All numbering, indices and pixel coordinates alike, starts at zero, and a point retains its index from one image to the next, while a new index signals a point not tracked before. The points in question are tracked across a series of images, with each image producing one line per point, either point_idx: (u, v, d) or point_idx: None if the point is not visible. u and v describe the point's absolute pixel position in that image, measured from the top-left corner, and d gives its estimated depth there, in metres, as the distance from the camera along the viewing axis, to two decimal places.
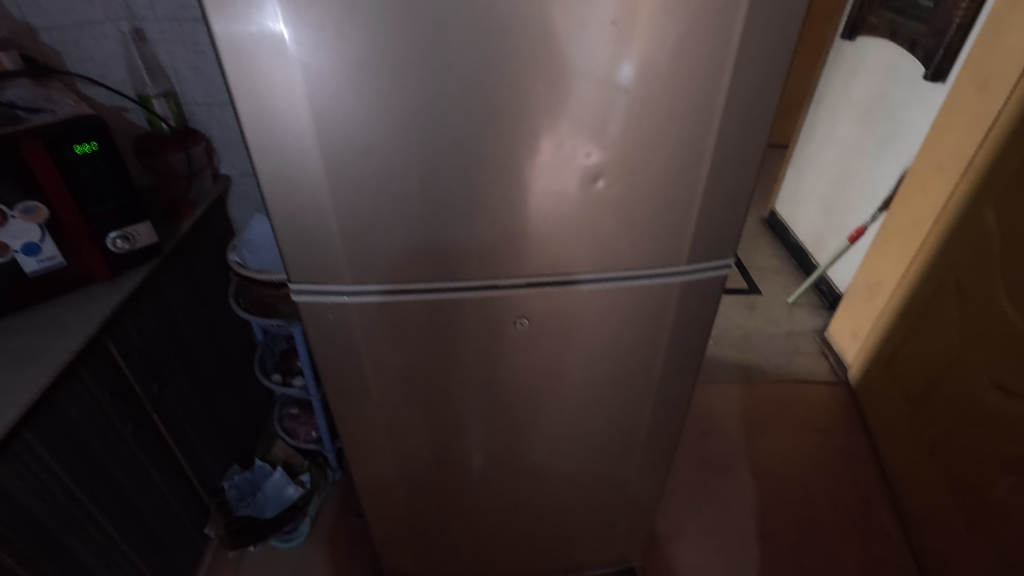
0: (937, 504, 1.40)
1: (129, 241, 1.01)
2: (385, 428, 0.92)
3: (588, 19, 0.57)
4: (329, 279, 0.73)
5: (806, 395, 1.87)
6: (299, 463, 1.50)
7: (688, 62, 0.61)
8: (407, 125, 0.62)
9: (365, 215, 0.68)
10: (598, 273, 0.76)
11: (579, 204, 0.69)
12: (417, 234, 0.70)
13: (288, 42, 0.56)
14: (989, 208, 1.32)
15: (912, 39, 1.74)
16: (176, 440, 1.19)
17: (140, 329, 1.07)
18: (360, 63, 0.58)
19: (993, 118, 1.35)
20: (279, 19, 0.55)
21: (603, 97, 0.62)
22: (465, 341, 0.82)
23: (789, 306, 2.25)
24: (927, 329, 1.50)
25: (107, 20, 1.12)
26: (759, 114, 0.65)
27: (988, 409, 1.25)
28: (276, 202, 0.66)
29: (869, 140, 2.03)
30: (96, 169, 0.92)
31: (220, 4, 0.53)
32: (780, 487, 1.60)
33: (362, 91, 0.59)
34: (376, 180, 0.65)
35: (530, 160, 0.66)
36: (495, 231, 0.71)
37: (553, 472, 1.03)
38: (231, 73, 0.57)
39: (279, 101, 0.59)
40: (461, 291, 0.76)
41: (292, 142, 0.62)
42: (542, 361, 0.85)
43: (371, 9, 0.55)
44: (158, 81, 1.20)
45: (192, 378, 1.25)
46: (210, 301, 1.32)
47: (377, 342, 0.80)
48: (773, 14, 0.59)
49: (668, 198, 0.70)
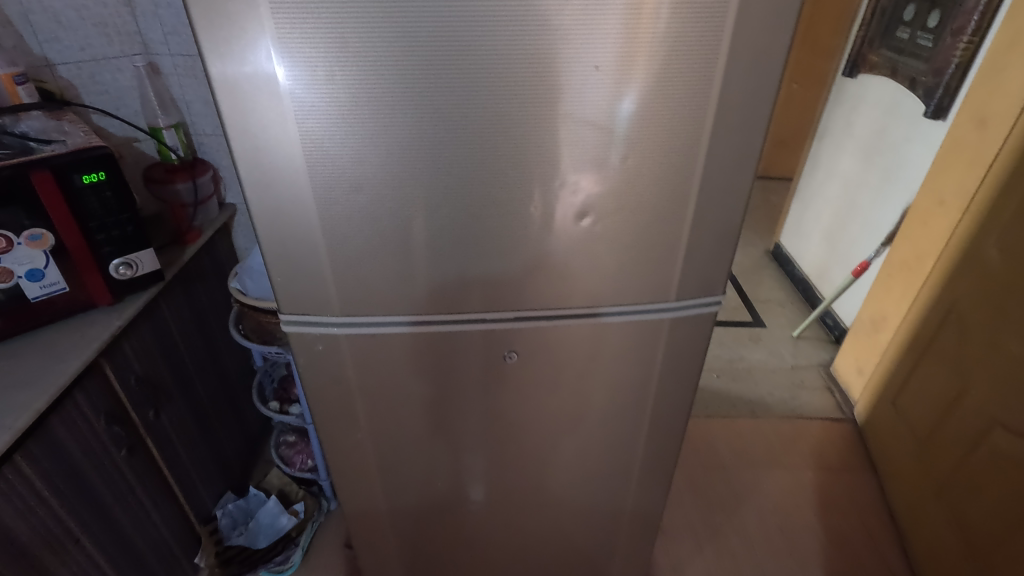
0: (945, 547, 1.36)
1: (131, 267, 1.03)
2: (374, 460, 0.92)
3: (573, 64, 0.59)
4: (319, 310, 0.74)
5: (811, 430, 1.83)
6: (294, 492, 1.49)
7: (671, 103, 0.62)
8: (400, 163, 0.63)
9: (353, 248, 0.69)
10: (622, 305, 0.77)
11: (567, 240, 0.70)
12: (405, 268, 0.71)
13: (281, 83, 0.58)
14: (992, 245, 1.31)
15: (912, 77, 1.76)
16: (169, 465, 1.19)
17: (139, 355, 1.08)
18: (354, 105, 0.60)
19: (993, 154, 1.35)
20: (272, 60, 0.57)
21: (590, 138, 0.63)
22: (455, 374, 0.81)
23: (794, 339, 2.22)
24: (932, 365, 1.48)
25: (123, 55, 1.17)
26: (744, 152, 0.66)
27: (996, 450, 1.22)
28: (267, 234, 0.67)
29: (872, 175, 2.03)
30: (103, 198, 0.95)
31: (216, 45, 0.56)
32: (785, 526, 1.56)
33: (355, 129, 0.61)
34: (366, 215, 0.66)
35: (520, 197, 0.67)
36: (483, 266, 0.72)
37: (545, 507, 1.02)
38: (226, 111, 0.59)
39: (272, 138, 0.61)
40: (453, 323, 0.76)
41: (283, 177, 0.63)
42: (532, 396, 0.85)
43: (364, 54, 0.57)
44: (170, 114, 1.24)
45: (190, 404, 1.26)
46: (212, 327, 1.33)
47: (365, 374, 0.80)
48: (755, 57, 0.60)
49: (654, 235, 0.71)
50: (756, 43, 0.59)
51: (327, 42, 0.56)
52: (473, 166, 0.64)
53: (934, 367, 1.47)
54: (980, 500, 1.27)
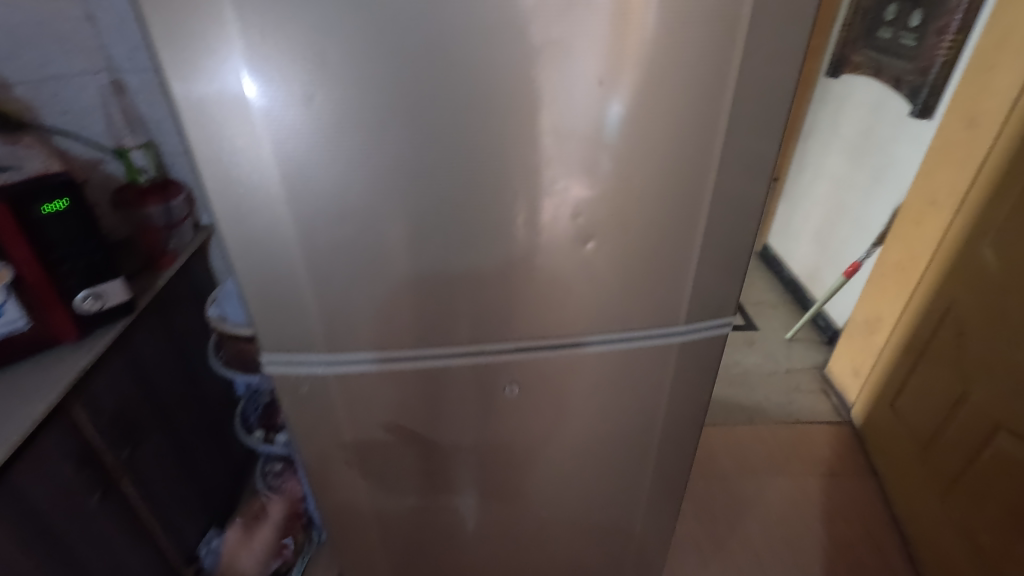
0: (952, 553, 1.34)
1: (99, 300, 0.96)
2: (369, 497, 0.87)
3: (573, 77, 0.55)
4: (302, 347, 0.69)
5: (811, 435, 1.81)
6: (284, 523, 1.41)
7: (678, 118, 0.58)
8: (387, 187, 0.58)
9: (341, 281, 0.64)
10: (603, 335, 0.73)
11: (571, 266, 0.66)
12: (400, 299, 0.66)
13: (251, 101, 0.52)
14: (987, 245, 1.30)
15: (897, 77, 1.75)
16: (148, 505, 1.12)
17: (112, 392, 1.01)
18: (335, 126, 0.54)
19: (984, 153, 1.35)
20: (243, 79, 0.51)
21: (592, 156, 0.59)
22: (454, 407, 0.77)
23: (788, 342, 2.21)
24: (931, 368, 1.46)
25: (86, 73, 1.10)
26: (756, 168, 0.62)
27: (1001, 454, 1.21)
28: (245, 269, 0.62)
29: (860, 175, 2.03)
30: (66, 227, 0.89)
31: (180, 63, 0.50)
32: (790, 536, 1.53)
33: (337, 152, 0.56)
34: (352, 244, 0.61)
35: (510, 214, 0.62)
36: (483, 295, 0.67)
37: (548, 535, 0.98)
38: (193, 136, 0.54)
39: (247, 165, 0.56)
40: (440, 359, 0.71)
41: (261, 207, 0.58)
42: (533, 425, 0.81)
43: (345, 71, 0.52)
44: (137, 133, 1.18)
45: (169, 438, 1.19)
46: (191, 356, 1.26)
47: (358, 411, 0.75)
48: (768, 69, 0.57)
49: (663, 257, 0.67)
50: (769, 53, 0.56)
51: (303, 59, 0.51)
52: (464, 186, 0.59)
53: (933, 369, 1.45)
54: (986, 504, 1.25)
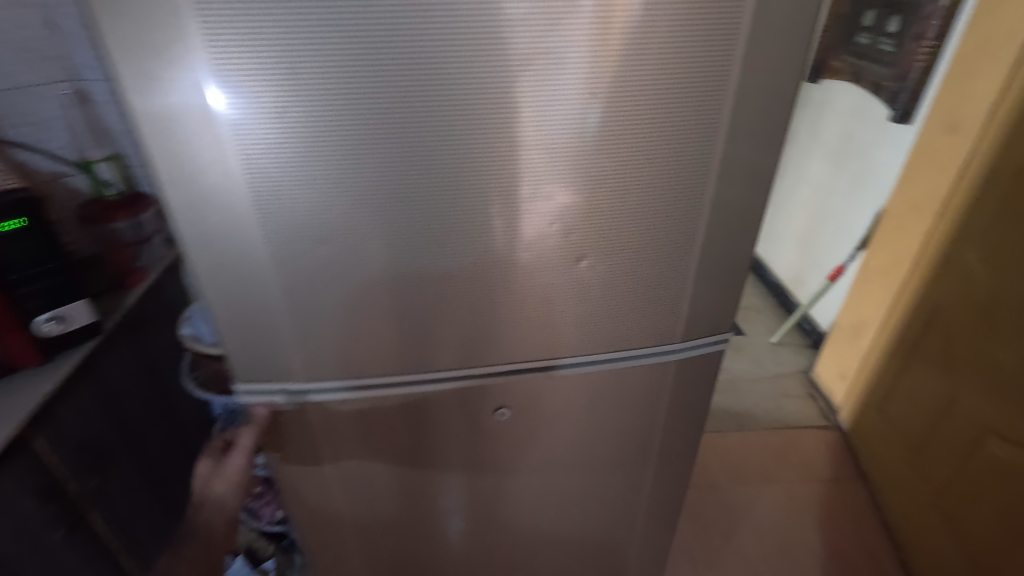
0: (944, 558, 1.34)
1: (61, 322, 0.91)
2: (355, 523, 0.83)
3: (563, 89, 0.52)
4: (286, 376, 0.66)
5: (800, 440, 1.81)
6: (263, 548, 1.33)
7: (674, 132, 0.56)
8: (366, 206, 0.55)
9: (322, 305, 0.60)
10: (579, 357, 0.70)
11: (564, 284, 0.64)
12: (387, 322, 0.63)
13: (219, 115, 0.49)
14: (971, 249, 1.31)
15: (876, 82, 1.75)
16: (119, 537, 1.07)
17: (79, 421, 0.95)
18: (309, 142, 0.51)
19: (966, 158, 1.36)
20: (209, 92, 0.48)
21: (582, 171, 0.56)
22: (445, 431, 0.74)
23: (774, 345, 2.22)
24: (919, 373, 1.46)
25: (49, 82, 1.05)
26: (756, 181, 0.60)
27: (992, 459, 1.21)
28: (217, 295, 0.58)
29: (841, 179, 2.04)
30: (24, 248, 0.84)
31: (139, 76, 0.46)
32: (782, 544, 1.52)
33: (312, 170, 0.52)
34: (331, 266, 0.58)
35: (494, 229, 0.59)
36: (474, 317, 0.64)
37: (542, 554, 0.95)
38: (155, 153, 0.50)
39: (215, 184, 0.52)
40: (425, 385, 0.68)
41: (232, 228, 0.54)
42: (527, 446, 0.79)
43: (319, 84, 0.48)
44: (103, 144, 1.14)
45: (142, 465, 1.13)
46: (165, 377, 1.20)
47: (341, 438, 0.72)
48: (768, 80, 0.55)
49: (659, 274, 0.65)
50: (770, 65, 0.54)
51: (273, 71, 0.48)
52: (449, 201, 0.56)
53: (920, 373, 1.46)
54: (978, 509, 1.25)
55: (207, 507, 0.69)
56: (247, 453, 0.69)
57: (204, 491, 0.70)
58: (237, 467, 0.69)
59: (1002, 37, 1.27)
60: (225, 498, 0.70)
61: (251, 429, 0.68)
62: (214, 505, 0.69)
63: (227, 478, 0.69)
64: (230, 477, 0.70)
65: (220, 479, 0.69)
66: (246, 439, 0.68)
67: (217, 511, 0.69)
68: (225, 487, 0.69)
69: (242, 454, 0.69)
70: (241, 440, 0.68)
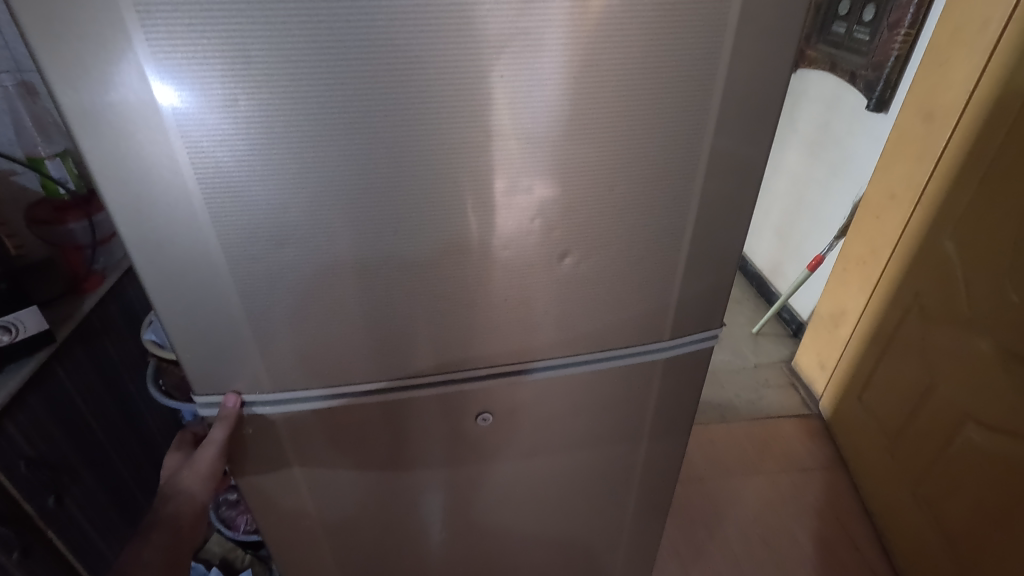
0: (925, 544, 1.36)
1: (10, 331, 0.84)
2: (333, 535, 0.80)
3: (539, 77, 0.49)
4: (253, 389, 0.62)
5: (782, 429, 1.82)
6: (240, 558, 1.27)
7: (659, 121, 0.53)
8: (330, 203, 0.51)
9: (289, 310, 0.56)
10: (549, 359, 0.67)
11: (547, 284, 0.61)
12: (360, 328, 0.59)
13: (164, 109, 0.44)
14: (947, 235, 1.32)
15: (852, 72, 1.75)
16: (79, 555, 1.01)
17: (31, 435, 0.90)
18: (264, 136, 0.47)
19: (942, 147, 1.36)
20: (148, 85, 0.43)
21: (561, 162, 0.53)
22: (427, 438, 0.72)
23: (754, 336, 2.22)
24: (897, 361, 1.48)
25: None
26: (745, 174, 0.58)
27: (971, 445, 1.22)
28: (170, 303, 0.54)
29: (818, 168, 2.05)
30: None
31: (67, 67, 0.42)
32: (766, 534, 1.53)
33: (268, 166, 0.48)
34: (295, 268, 0.54)
35: (469, 225, 0.55)
36: (452, 320, 0.61)
37: (528, 558, 0.93)
38: (91, 152, 0.45)
39: (162, 184, 0.47)
40: (400, 392, 0.66)
41: (183, 231, 0.50)
42: (511, 452, 0.76)
43: (273, 72, 0.44)
44: (53, 140, 1.07)
45: (104, 478, 1.08)
46: (127, 385, 1.15)
47: (312, 450, 0.69)
48: (756, 69, 0.52)
49: (645, 272, 0.63)
50: (759, 52, 0.51)
51: (221, 59, 0.43)
52: (422, 195, 0.52)
53: (898, 361, 1.47)
54: (958, 494, 1.26)
55: (176, 497, 0.64)
56: (219, 447, 0.64)
57: (174, 480, 0.65)
58: (196, 484, 0.64)
59: (975, 26, 1.27)
60: (194, 490, 0.65)
61: (224, 423, 0.63)
62: (183, 496, 0.64)
63: (196, 472, 0.64)
64: (195, 495, 0.65)
65: (190, 471, 0.64)
66: (218, 432, 0.63)
67: (187, 502, 0.64)
68: (189, 506, 0.65)
69: (213, 448, 0.63)
70: (213, 433, 0.63)
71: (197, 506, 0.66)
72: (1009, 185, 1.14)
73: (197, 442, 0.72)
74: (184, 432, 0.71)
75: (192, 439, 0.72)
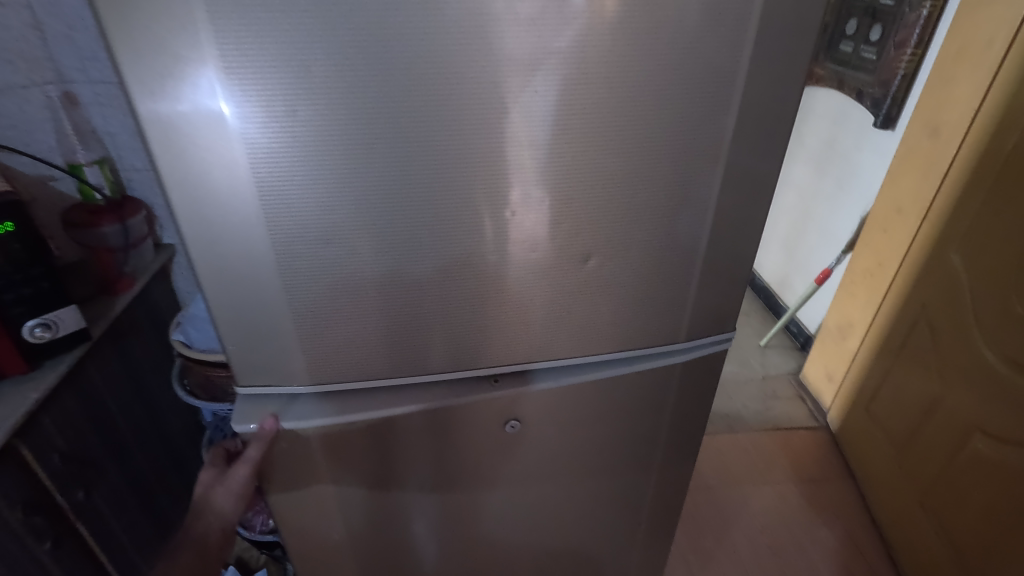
0: (932, 553, 1.37)
1: (50, 328, 0.88)
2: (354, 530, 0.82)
3: (570, 92, 0.52)
4: (289, 382, 0.65)
5: (791, 440, 1.83)
6: (255, 558, 1.31)
7: (683, 133, 0.57)
8: (371, 208, 0.55)
9: (326, 307, 0.60)
10: (569, 357, 0.70)
11: (570, 285, 0.64)
12: (393, 326, 0.63)
13: (229, 120, 0.48)
14: (954, 249, 1.35)
15: (859, 89, 1.79)
16: (105, 549, 1.04)
17: (63, 430, 0.93)
18: (316, 144, 0.50)
19: (948, 163, 1.39)
20: (216, 98, 0.47)
21: (586, 171, 0.57)
22: (452, 446, 0.74)
23: (762, 348, 2.24)
24: (906, 373, 1.49)
25: (32, 84, 1.03)
26: (759, 185, 0.61)
27: (978, 456, 1.24)
28: (221, 297, 0.57)
29: (825, 183, 2.08)
30: (9, 252, 0.80)
31: (147, 81, 0.46)
32: (775, 544, 1.54)
33: (319, 173, 0.52)
34: (336, 269, 0.57)
35: (486, 230, 0.58)
36: (478, 320, 0.65)
37: (541, 557, 0.94)
38: (163, 160, 0.49)
39: (222, 190, 0.51)
40: (426, 398, 0.68)
41: (237, 232, 0.54)
42: (530, 457, 0.79)
43: (330, 88, 0.48)
44: (91, 148, 1.11)
45: (127, 475, 1.10)
46: (151, 385, 1.18)
47: (340, 459, 0.71)
48: (770, 86, 0.55)
49: (663, 276, 0.66)
50: (773, 71, 0.55)
51: (285, 76, 0.47)
52: (448, 205, 0.56)
53: (906, 373, 1.49)
54: (965, 504, 1.28)
55: (207, 515, 0.70)
56: (252, 464, 0.67)
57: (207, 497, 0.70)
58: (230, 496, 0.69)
59: (982, 45, 1.30)
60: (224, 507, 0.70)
61: (258, 443, 0.65)
62: (213, 513, 0.70)
63: (228, 489, 0.69)
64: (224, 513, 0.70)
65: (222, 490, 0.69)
66: (253, 451, 0.66)
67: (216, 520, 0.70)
68: (219, 525, 0.70)
69: (247, 466, 0.67)
70: (248, 451, 0.66)
71: (226, 525, 0.71)
72: (1015, 199, 1.16)
73: (229, 456, 0.74)
74: (218, 446, 0.75)
75: (225, 454, 0.74)
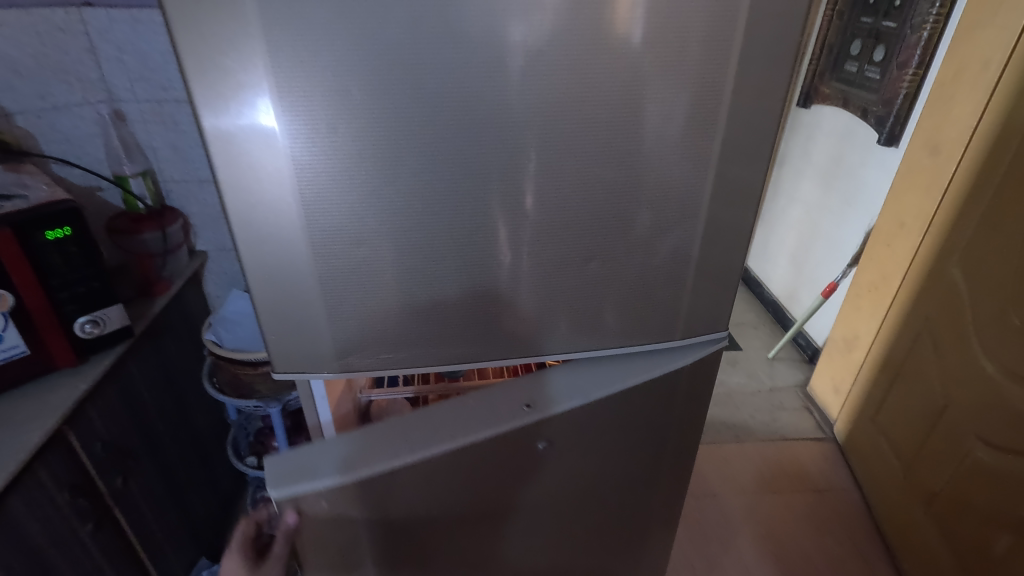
0: (935, 559, 1.39)
1: (98, 325, 0.97)
2: None
3: (574, 111, 0.59)
4: (317, 370, 0.71)
5: (797, 451, 1.86)
6: None
7: (676, 148, 0.63)
8: (399, 213, 0.61)
9: (356, 302, 0.66)
10: (576, 352, 0.76)
11: (574, 286, 0.70)
12: (414, 321, 0.69)
13: (279, 134, 0.55)
14: (954, 262, 1.39)
15: (863, 107, 1.86)
16: (139, 536, 1.10)
17: (105, 420, 1.00)
18: (353, 157, 0.57)
19: (949, 179, 1.43)
20: (269, 116, 0.54)
21: (590, 182, 0.63)
22: (490, 476, 0.73)
23: (770, 360, 2.26)
24: (910, 383, 1.52)
25: (86, 103, 1.13)
26: (747, 196, 0.67)
27: (978, 464, 1.26)
28: (263, 292, 0.64)
29: (832, 198, 2.12)
30: (67, 254, 0.89)
31: (211, 100, 0.53)
32: (780, 552, 1.56)
33: (354, 182, 0.59)
34: (366, 268, 0.64)
35: (498, 235, 0.65)
36: (489, 317, 0.71)
37: None
38: (221, 168, 0.57)
39: (269, 195, 0.58)
40: (462, 436, 0.69)
41: (280, 234, 0.61)
42: (556, 470, 0.81)
43: (367, 107, 0.55)
44: (135, 160, 1.21)
45: (160, 467, 1.18)
46: (182, 383, 1.26)
47: (381, 507, 0.69)
48: (755, 107, 0.61)
49: (660, 278, 0.72)
50: (757, 93, 0.60)
51: (329, 97, 0.54)
52: (467, 213, 0.63)
53: (910, 383, 1.52)
54: (967, 512, 1.30)
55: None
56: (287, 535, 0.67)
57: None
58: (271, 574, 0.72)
59: (979, 66, 1.35)
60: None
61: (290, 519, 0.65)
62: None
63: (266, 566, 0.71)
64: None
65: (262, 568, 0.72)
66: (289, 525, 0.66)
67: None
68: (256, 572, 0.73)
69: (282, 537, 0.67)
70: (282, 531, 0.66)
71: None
72: (1012, 214, 1.20)
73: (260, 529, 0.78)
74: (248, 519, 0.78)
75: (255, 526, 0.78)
